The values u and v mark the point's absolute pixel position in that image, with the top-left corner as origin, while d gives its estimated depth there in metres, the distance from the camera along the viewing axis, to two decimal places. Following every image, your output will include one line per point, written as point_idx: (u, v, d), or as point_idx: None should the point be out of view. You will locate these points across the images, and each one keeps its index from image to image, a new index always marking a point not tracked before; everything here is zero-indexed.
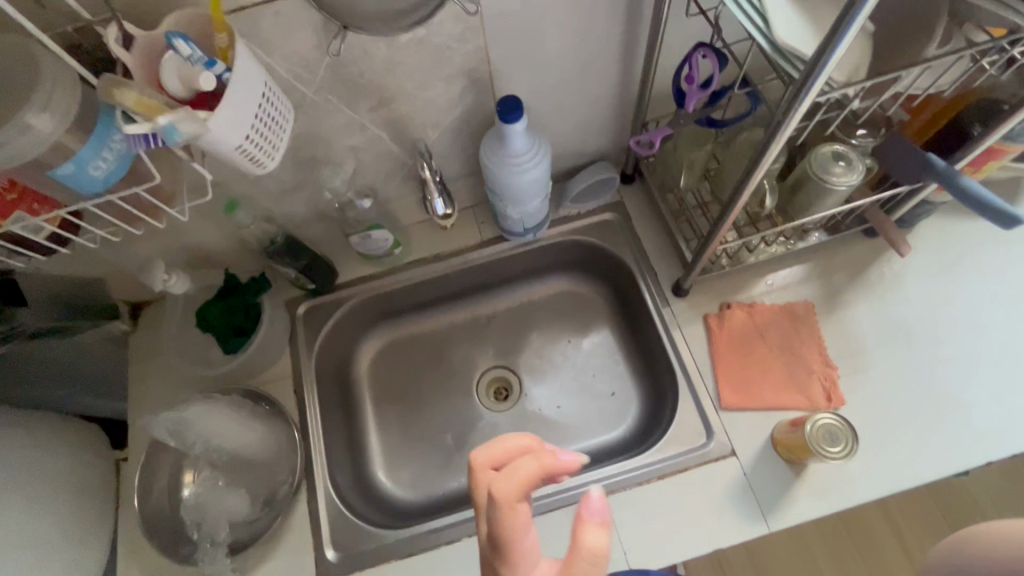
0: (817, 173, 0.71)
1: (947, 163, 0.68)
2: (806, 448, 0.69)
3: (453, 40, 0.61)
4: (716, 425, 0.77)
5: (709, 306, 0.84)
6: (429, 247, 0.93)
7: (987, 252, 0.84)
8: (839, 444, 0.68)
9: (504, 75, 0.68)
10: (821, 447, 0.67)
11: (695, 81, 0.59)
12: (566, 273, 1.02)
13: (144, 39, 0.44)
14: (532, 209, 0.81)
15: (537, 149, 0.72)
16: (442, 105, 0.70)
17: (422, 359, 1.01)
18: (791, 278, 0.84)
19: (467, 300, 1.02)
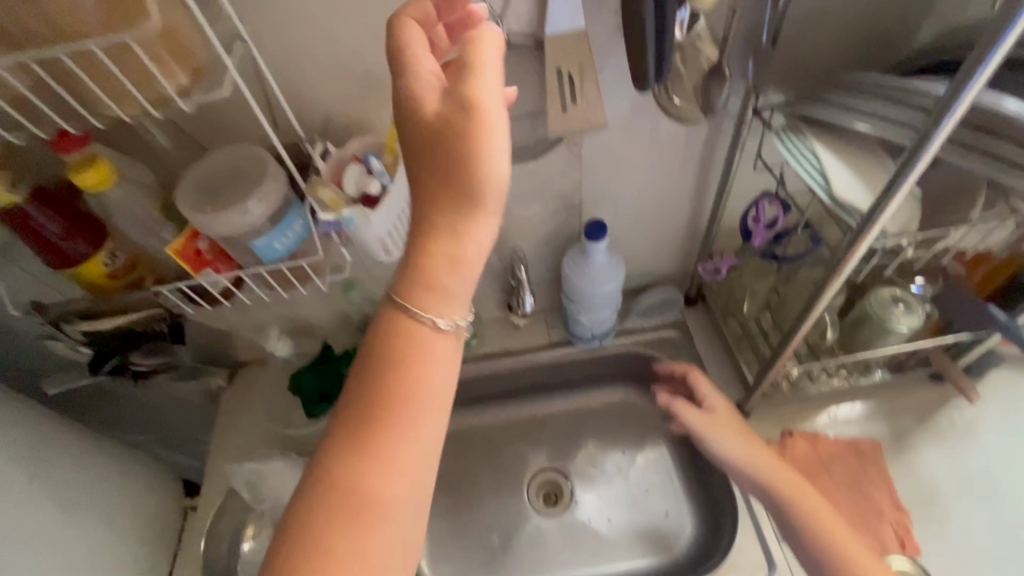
0: (878, 312, 0.76)
1: (1009, 315, 0.71)
2: None
3: (556, 172, 0.74)
4: (780, 560, 0.75)
5: (771, 432, 0.85)
6: (501, 343, 1.01)
7: None
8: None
9: (593, 203, 0.80)
10: None
11: (762, 221, 0.68)
12: (625, 383, 1.06)
13: (337, 154, 0.59)
14: (602, 317, 0.89)
15: (614, 266, 0.81)
16: (537, 221, 0.82)
17: (478, 451, 1.04)
18: (855, 413, 0.85)
19: (528, 397, 1.07)
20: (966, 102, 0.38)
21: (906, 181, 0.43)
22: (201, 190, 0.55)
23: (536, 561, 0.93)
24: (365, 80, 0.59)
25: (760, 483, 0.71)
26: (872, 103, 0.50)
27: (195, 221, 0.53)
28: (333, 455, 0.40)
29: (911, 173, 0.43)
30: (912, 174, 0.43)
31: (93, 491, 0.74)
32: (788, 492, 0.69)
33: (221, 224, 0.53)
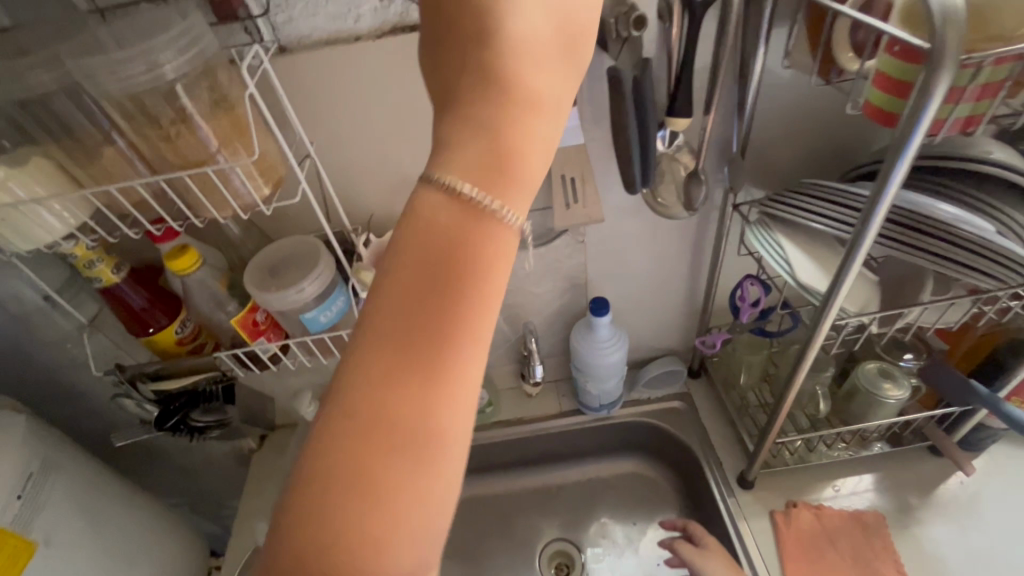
0: (867, 385, 0.81)
1: (990, 390, 0.76)
2: None
3: (564, 256, 0.85)
4: None
5: (775, 503, 0.87)
6: (515, 412, 1.07)
7: None
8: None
9: (597, 282, 0.90)
10: None
11: (747, 300, 0.76)
12: (634, 453, 1.09)
13: (377, 242, 0.70)
14: (609, 387, 0.95)
15: (618, 339, 0.89)
16: (547, 298, 0.91)
17: (492, 519, 1.07)
18: (858, 485, 0.88)
19: (540, 466, 1.11)
20: (886, 210, 0.47)
21: (850, 272, 0.52)
22: (264, 272, 0.66)
23: None
24: (403, 183, 0.72)
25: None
26: (824, 204, 0.59)
27: (258, 298, 0.64)
28: (352, 378, 0.28)
29: (854, 265, 0.51)
30: (854, 266, 0.51)
31: (135, 545, 0.79)
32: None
33: (280, 300, 0.64)
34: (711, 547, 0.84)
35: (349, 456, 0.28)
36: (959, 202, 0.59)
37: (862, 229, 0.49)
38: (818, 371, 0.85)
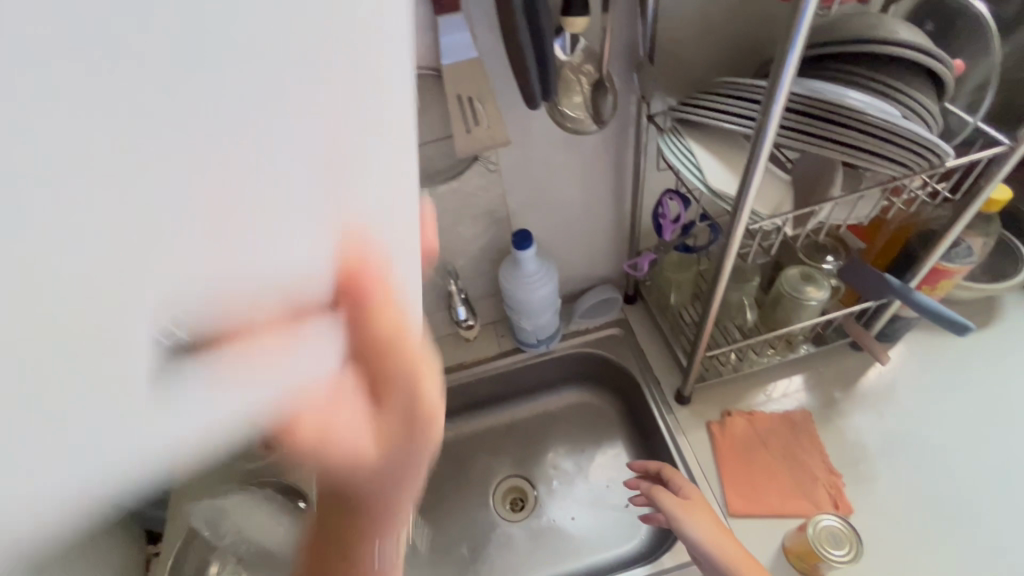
0: (790, 290, 0.82)
1: (902, 282, 0.78)
2: (812, 552, 0.70)
3: (480, 189, 0.79)
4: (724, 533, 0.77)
5: (711, 413, 0.90)
6: (455, 358, 1.04)
7: (974, 362, 0.90)
8: (844, 548, 0.69)
9: (520, 214, 0.85)
10: (825, 548, 0.68)
11: (668, 217, 0.74)
12: (579, 385, 1.09)
13: None
14: (543, 322, 0.93)
15: (545, 271, 0.86)
16: (471, 236, 0.86)
17: (443, 466, 1.06)
18: (787, 388, 0.91)
19: (488, 409, 1.10)
20: (787, 96, 0.44)
21: (757, 169, 0.49)
22: None
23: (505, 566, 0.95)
24: None
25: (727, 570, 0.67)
26: (732, 100, 0.55)
27: None
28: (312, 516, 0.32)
29: (760, 162, 0.48)
30: (761, 163, 0.48)
31: None
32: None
33: None
34: (700, 502, 0.74)
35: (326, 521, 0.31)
36: (866, 88, 0.57)
37: (764, 121, 0.45)
38: (745, 282, 0.85)
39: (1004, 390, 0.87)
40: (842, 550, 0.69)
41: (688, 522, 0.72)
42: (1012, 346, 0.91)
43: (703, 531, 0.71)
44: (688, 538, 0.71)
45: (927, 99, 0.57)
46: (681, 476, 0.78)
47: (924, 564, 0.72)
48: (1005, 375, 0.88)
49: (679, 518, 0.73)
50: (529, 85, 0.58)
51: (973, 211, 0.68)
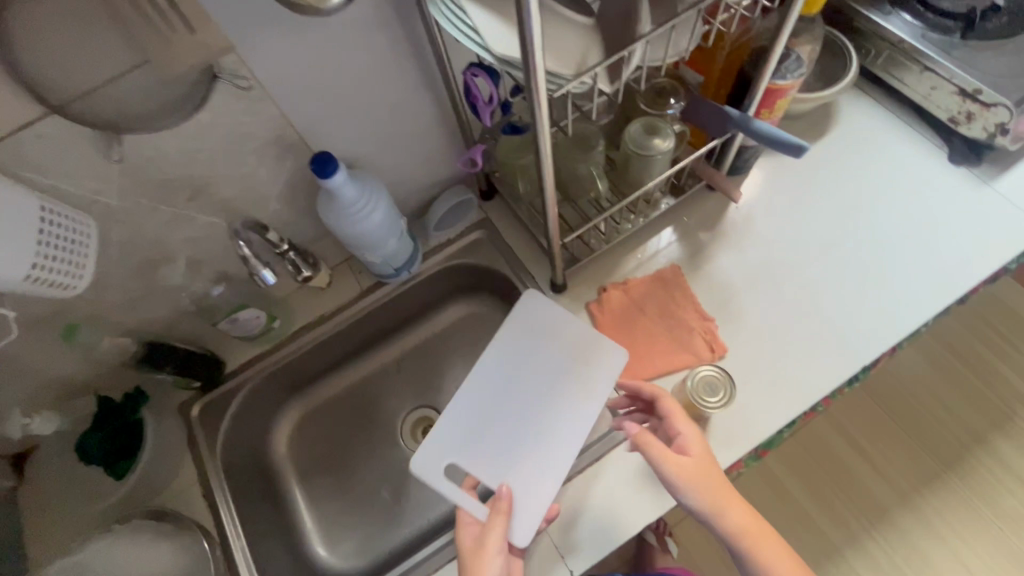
0: (635, 149, 0.75)
1: (741, 112, 0.73)
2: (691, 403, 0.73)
3: (245, 115, 0.61)
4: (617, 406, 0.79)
5: (588, 294, 0.87)
6: (313, 312, 0.92)
7: (819, 173, 0.91)
8: (718, 394, 0.72)
9: (316, 133, 0.69)
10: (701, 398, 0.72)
11: (480, 99, 0.62)
12: (461, 298, 1.02)
13: None
14: (391, 249, 0.81)
15: (369, 194, 0.73)
16: (266, 176, 0.70)
17: (342, 422, 0.99)
18: (656, 247, 0.89)
19: (372, 350, 1.02)
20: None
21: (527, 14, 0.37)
22: None
23: (429, 496, 0.94)
24: None
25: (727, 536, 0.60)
26: None
27: None
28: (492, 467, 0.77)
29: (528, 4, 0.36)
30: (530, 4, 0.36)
31: None
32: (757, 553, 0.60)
33: None
34: (706, 465, 0.63)
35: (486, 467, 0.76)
36: None
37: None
38: (589, 151, 0.77)
39: (847, 193, 0.89)
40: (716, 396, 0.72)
41: (693, 493, 0.61)
42: (851, 148, 0.92)
43: (709, 499, 0.61)
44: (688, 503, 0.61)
45: None
46: (686, 429, 0.66)
47: (790, 378, 0.78)
48: (847, 178, 0.90)
49: (680, 485, 0.61)
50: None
51: (794, 16, 0.61)
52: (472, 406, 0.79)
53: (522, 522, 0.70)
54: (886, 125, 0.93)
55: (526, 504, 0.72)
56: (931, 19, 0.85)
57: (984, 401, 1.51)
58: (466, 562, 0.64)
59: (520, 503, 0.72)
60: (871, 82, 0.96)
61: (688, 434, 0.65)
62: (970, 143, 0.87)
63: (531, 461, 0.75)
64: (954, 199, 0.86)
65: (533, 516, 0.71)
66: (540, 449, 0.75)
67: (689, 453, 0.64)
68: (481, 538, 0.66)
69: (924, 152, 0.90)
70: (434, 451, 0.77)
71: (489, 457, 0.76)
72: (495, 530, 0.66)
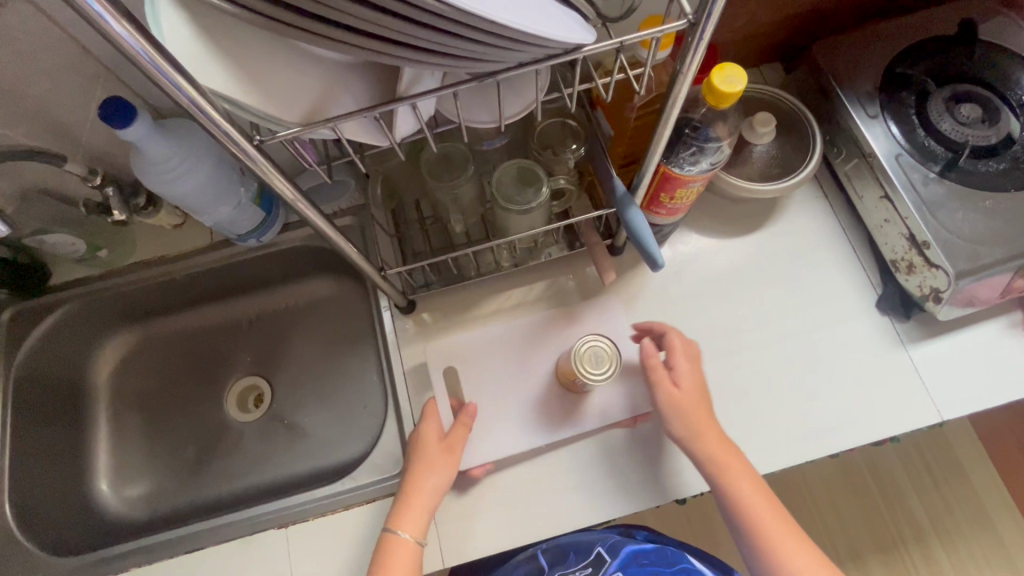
0: (498, 197, 0.64)
1: (627, 190, 0.61)
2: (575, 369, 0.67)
3: (21, 34, 0.53)
4: (625, 382, 0.73)
5: (435, 325, 0.79)
6: (156, 249, 0.85)
7: (735, 272, 0.80)
8: (603, 365, 0.67)
9: (130, 73, 0.60)
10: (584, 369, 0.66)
11: None
12: (329, 276, 0.94)
13: None
14: (222, 217, 0.72)
15: (182, 152, 0.64)
16: (69, 105, 0.61)
17: (176, 365, 0.96)
18: (524, 298, 0.79)
19: (223, 301, 0.96)
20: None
21: (147, 65, 0.29)
22: None
23: (232, 465, 0.90)
24: None
25: (703, 462, 0.64)
26: None
27: None
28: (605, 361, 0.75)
29: (120, 31, 0.28)
30: (122, 33, 0.28)
31: None
32: (770, 533, 0.62)
33: None
34: (695, 412, 0.66)
35: (674, 427, 0.66)
36: None
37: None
38: (454, 177, 0.66)
39: (754, 304, 0.78)
40: (599, 369, 0.67)
41: (682, 417, 0.66)
42: (780, 254, 0.80)
43: (698, 426, 0.65)
44: (681, 430, 0.66)
45: None
46: (683, 360, 0.69)
47: (602, 487, 0.70)
48: (760, 286, 0.79)
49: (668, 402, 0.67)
50: None
51: (679, 110, 0.48)
52: (511, 329, 0.77)
53: (499, 440, 0.71)
54: (832, 241, 0.80)
55: (514, 423, 0.72)
56: (921, 138, 0.72)
57: (884, 533, 1.27)
58: (411, 464, 0.66)
59: (500, 424, 0.72)
60: (835, 187, 0.82)
61: (692, 381, 0.68)
62: (906, 296, 0.75)
63: (547, 407, 0.72)
64: (859, 349, 0.75)
65: (519, 440, 0.71)
66: (567, 407, 0.72)
67: (697, 394, 0.67)
68: (432, 450, 0.66)
69: (854, 287, 0.78)
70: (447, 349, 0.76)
71: (501, 378, 0.74)
72: (458, 440, 0.67)
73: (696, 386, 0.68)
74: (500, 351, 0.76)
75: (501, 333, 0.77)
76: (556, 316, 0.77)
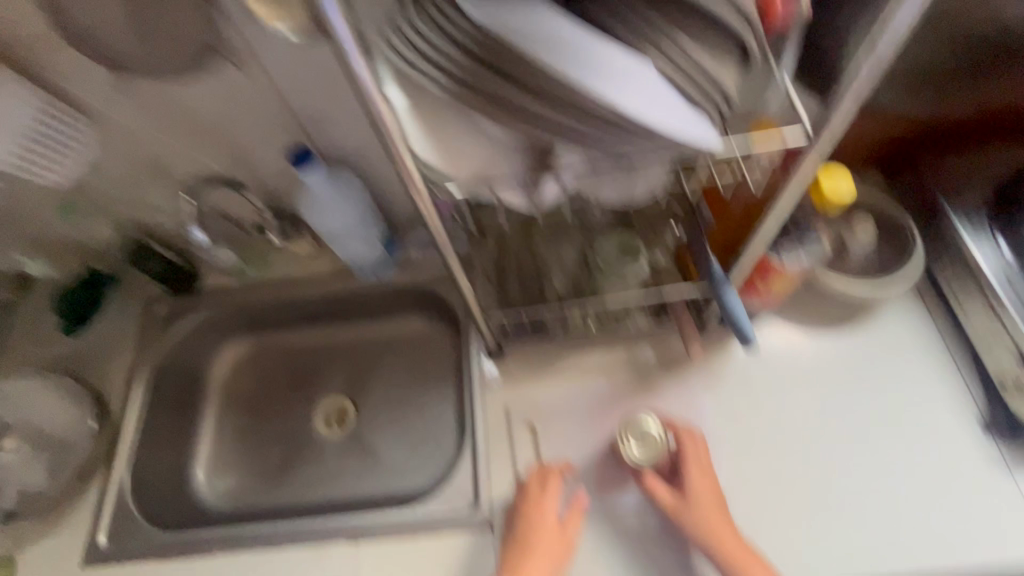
0: (602, 264, 0.70)
1: (725, 271, 0.66)
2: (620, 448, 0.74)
3: (248, 92, 0.67)
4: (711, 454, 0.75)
5: (519, 375, 0.83)
6: (288, 271, 0.98)
7: (822, 368, 0.79)
8: (647, 444, 0.74)
9: (314, 127, 0.73)
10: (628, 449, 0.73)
11: None
12: (422, 316, 1.03)
13: None
14: (355, 250, 0.84)
15: (341, 194, 0.76)
16: (262, 147, 0.76)
17: (277, 376, 1.06)
18: (607, 361, 0.83)
19: (327, 325, 1.06)
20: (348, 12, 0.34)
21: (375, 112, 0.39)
22: None
23: (311, 476, 0.96)
24: None
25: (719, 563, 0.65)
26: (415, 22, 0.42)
27: None
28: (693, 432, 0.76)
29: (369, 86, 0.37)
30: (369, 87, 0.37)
31: None
32: None
33: None
34: (706, 505, 0.68)
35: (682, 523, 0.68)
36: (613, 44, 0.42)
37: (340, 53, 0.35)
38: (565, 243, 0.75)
39: (840, 404, 0.77)
40: (644, 447, 0.74)
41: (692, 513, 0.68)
42: (871, 358, 0.79)
43: (705, 523, 0.67)
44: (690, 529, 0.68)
45: (697, 51, 0.43)
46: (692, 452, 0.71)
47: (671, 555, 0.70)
48: (848, 386, 0.78)
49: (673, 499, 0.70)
50: None
51: (791, 201, 0.53)
52: (595, 388, 0.81)
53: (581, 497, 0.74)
54: (930, 350, 0.79)
55: (594, 481, 0.75)
56: None
57: None
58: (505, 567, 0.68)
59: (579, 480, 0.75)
60: (935, 296, 0.81)
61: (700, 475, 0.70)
62: (1013, 418, 0.71)
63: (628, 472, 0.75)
64: (960, 467, 0.71)
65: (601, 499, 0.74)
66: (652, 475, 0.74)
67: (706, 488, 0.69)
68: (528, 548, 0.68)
69: (954, 400, 0.75)
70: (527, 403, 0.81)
71: (582, 435, 0.78)
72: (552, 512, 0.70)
73: (703, 480, 0.70)
74: (585, 410, 0.80)
75: (584, 394, 0.80)
76: (640, 382, 0.80)
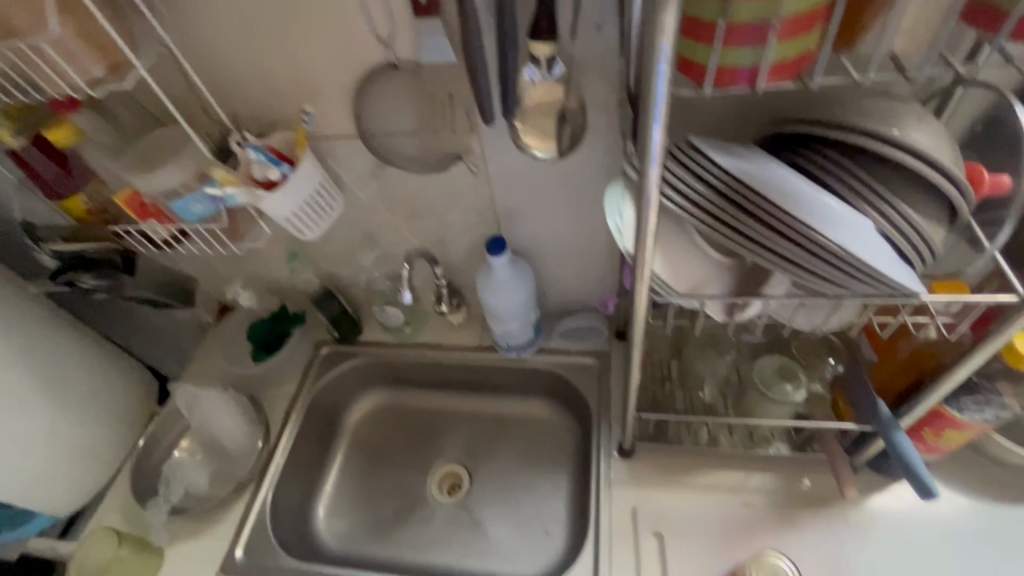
0: (758, 383, 0.73)
1: (893, 415, 0.65)
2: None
3: (467, 186, 0.80)
4: None
5: (649, 477, 0.84)
6: (437, 337, 1.08)
7: (993, 540, 0.72)
8: None
9: (508, 220, 0.85)
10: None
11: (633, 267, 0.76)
12: (546, 400, 1.07)
13: (272, 138, 0.71)
14: (512, 329, 0.94)
15: (518, 282, 0.87)
16: (458, 229, 0.88)
17: (400, 431, 1.12)
18: (742, 483, 0.81)
19: (456, 393, 1.13)
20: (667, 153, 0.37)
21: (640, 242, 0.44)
22: (141, 157, 0.68)
23: (418, 538, 0.99)
24: (288, 82, 0.68)
25: None
26: (668, 162, 0.49)
27: (133, 179, 0.67)
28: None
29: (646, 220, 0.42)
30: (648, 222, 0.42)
31: (69, 371, 0.89)
32: None
33: (157, 182, 0.67)
34: None
35: None
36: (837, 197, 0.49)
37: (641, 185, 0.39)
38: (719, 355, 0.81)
39: None
40: None
41: None
42: None
43: None
44: None
45: (915, 213, 0.48)
46: None
47: None
48: None
49: None
50: (484, 100, 0.58)
51: (984, 359, 0.54)
52: (727, 508, 0.79)
53: None
54: None
55: None
56: None
57: None
58: None
59: None
60: None
61: None
62: None
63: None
64: None
65: None
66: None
67: None
68: None
69: None
70: (655, 511, 0.81)
71: (712, 555, 0.75)
72: None
73: None
74: (720, 531, 0.77)
75: (720, 516, 0.78)
76: (777, 516, 0.77)
